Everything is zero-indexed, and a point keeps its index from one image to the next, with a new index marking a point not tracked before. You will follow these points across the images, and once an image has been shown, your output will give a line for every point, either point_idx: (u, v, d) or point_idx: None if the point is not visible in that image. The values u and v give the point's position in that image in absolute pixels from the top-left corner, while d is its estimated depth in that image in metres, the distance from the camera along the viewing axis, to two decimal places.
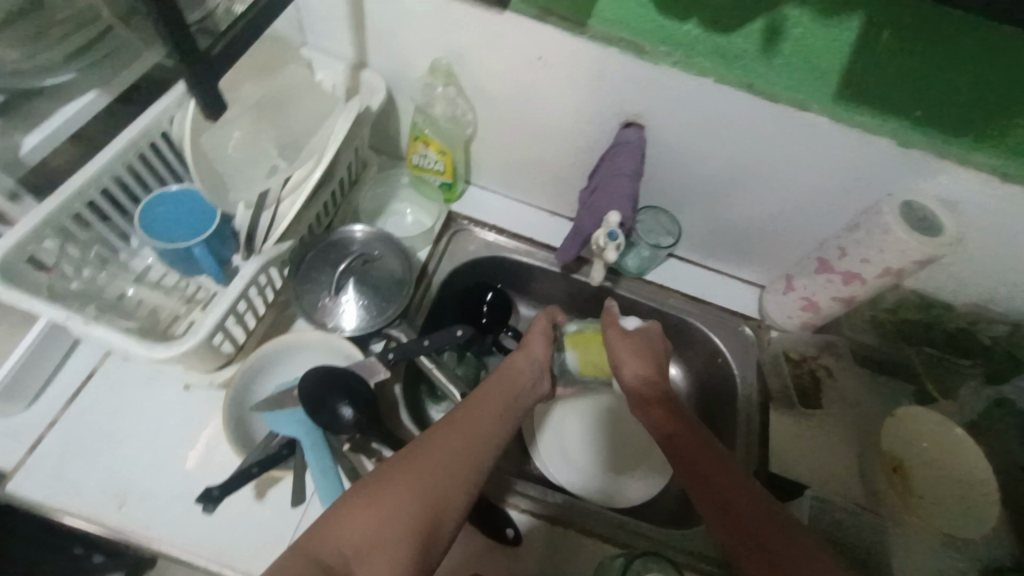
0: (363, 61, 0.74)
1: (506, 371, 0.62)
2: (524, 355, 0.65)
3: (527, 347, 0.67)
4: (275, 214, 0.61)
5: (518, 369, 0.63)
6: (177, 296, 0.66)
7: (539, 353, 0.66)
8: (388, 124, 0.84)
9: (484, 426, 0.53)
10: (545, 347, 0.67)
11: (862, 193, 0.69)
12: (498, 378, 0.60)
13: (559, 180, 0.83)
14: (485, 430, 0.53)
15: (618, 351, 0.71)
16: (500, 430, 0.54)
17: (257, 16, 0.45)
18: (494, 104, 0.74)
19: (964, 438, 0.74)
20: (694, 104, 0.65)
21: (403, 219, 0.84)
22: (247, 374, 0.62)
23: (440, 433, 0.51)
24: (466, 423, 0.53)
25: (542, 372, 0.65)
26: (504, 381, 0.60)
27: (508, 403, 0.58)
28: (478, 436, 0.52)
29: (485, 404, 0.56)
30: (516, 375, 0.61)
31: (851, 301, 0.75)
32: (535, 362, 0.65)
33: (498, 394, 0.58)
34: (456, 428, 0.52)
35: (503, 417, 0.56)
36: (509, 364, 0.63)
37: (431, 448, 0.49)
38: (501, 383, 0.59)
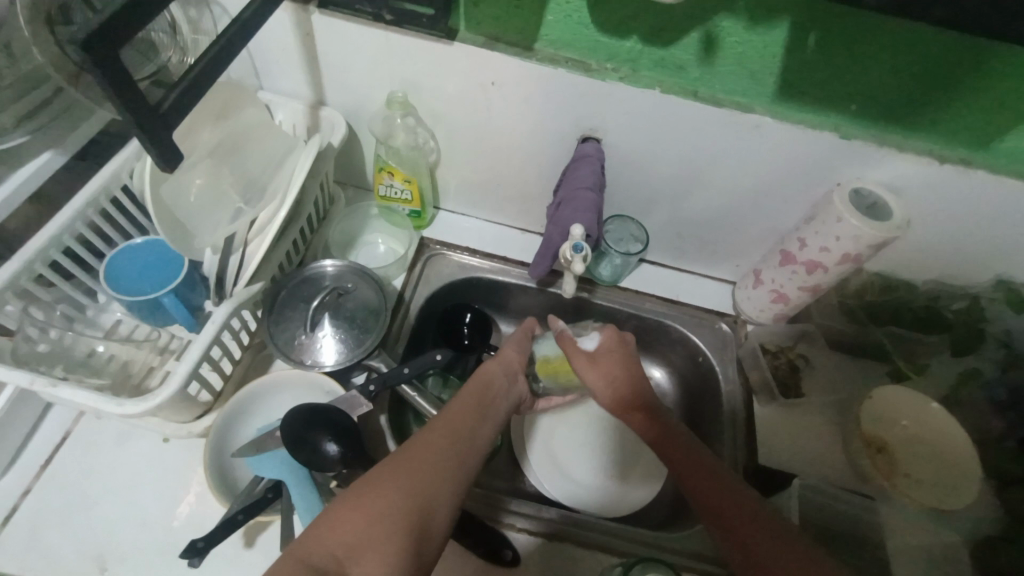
0: (321, 99, 0.76)
1: (481, 374, 0.63)
2: (499, 362, 0.67)
3: (502, 356, 0.69)
4: (244, 255, 0.62)
5: (494, 374, 0.64)
6: (149, 347, 0.64)
7: (514, 360, 0.69)
8: (352, 158, 0.85)
9: (466, 427, 0.54)
10: (518, 354, 0.71)
11: (813, 185, 0.71)
12: (474, 383, 0.62)
13: (525, 197, 0.85)
14: (468, 431, 0.54)
15: (590, 372, 0.69)
16: (484, 437, 0.55)
17: (207, 67, 0.46)
18: (453, 130, 0.76)
19: (942, 413, 0.77)
20: (644, 114, 0.68)
21: (376, 249, 0.85)
22: (226, 420, 0.61)
23: (426, 438, 0.51)
24: (449, 425, 0.53)
25: (517, 374, 0.68)
26: (481, 385, 0.62)
27: (487, 405, 0.59)
28: (462, 436, 0.53)
29: (465, 407, 0.57)
30: (491, 379, 0.63)
31: (817, 290, 0.77)
32: (510, 366, 0.68)
33: (476, 397, 0.59)
34: (439, 431, 0.53)
35: (484, 418, 0.57)
36: (482, 372, 0.64)
37: (417, 449, 0.50)
38: (476, 388, 0.61)
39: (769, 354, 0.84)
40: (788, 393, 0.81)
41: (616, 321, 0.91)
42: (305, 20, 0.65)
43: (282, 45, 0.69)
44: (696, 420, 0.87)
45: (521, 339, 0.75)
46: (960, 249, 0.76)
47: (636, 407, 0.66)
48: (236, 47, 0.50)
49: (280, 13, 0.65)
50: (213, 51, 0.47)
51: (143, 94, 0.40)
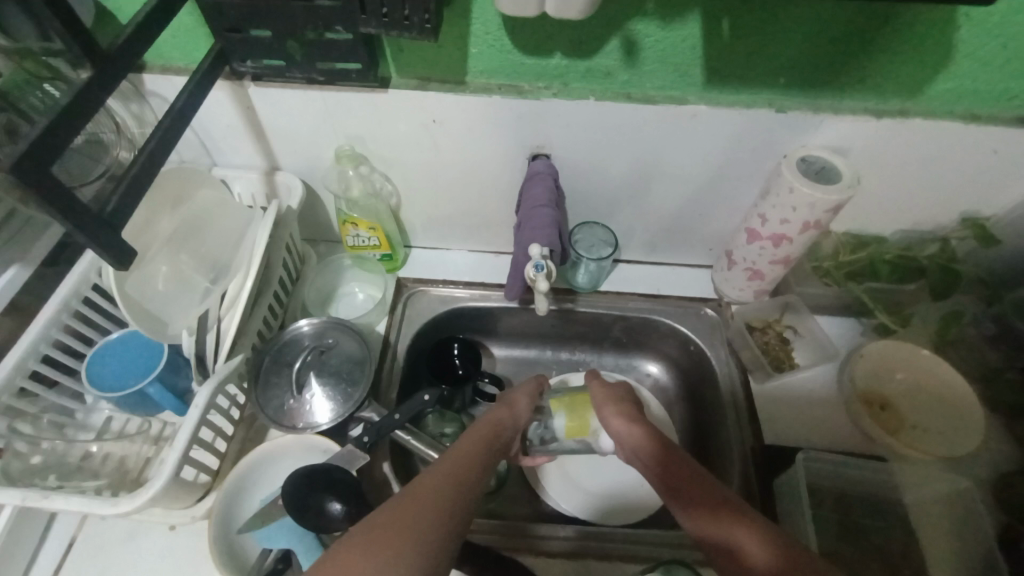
0: (274, 165, 0.78)
1: (489, 421, 0.62)
2: (510, 411, 0.65)
3: (513, 404, 0.67)
4: (219, 331, 0.63)
5: (500, 420, 0.63)
6: (142, 439, 0.64)
7: (523, 419, 0.66)
8: (316, 214, 0.86)
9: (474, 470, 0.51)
10: (527, 406, 0.68)
11: (763, 160, 0.73)
12: (482, 428, 0.60)
13: (491, 222, 0.86)
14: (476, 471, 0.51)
15: (597, 397, 0.70)
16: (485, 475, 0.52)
17: (145, 163, 0.48)
18: (405, 171, 0.78)
19: (934, 359, 0.77)
20: (585, 123, 0.69)
21: (354, 298, 0.86)
22: (226, 500, 0.60)
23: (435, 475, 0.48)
24: (461, 463, 0.51)
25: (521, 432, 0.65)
26: (490, 430, 0.60)
27: (492, 451, 0.57)
28: (474, 474, 0.51)
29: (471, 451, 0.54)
30: (499, 426, 0.62)
31: (789, 260, 0.78)
32: (518, 420, 0.65)
33: (482, 445, 0.56)
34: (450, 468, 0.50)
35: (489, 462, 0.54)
36: (489, 417, 0.63)
37: (428, 487, 0.46)
38: (484, 429, 0.59)
39: (756, 330, 0.86)
40: (781, 366, 0.82)
41: (603, 325, 0.92)
42: (242, 94, 0.68)
43: (227, 121, 0.71)
44: (700, 409, 0.87)
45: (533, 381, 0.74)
46: (919, 196, 0.77)
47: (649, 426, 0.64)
48: (172, 138, 0.52)
49: (218, 92, 0.67)
50: (148, 148, 0.49)
51: (84, 203, 0.41)
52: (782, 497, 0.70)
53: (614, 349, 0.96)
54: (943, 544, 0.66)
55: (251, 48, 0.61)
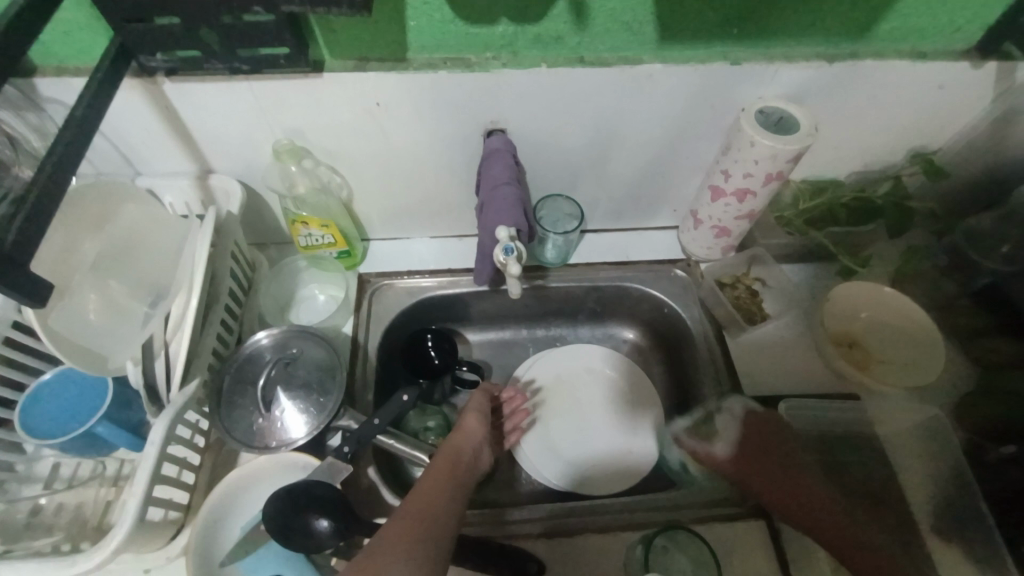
0: (207, 167, 0.71)
1: (448, 450, 0.59)
2: (464, 433, 0.63)
3: (463, 429, 0.63)
4: (168, 357, 0.57)
5: (458, 448, 0.60)
6: (98, 482, 0.59)
7: (478, 437, 0.63)
8: (262, 217, 0.80)
9: (432, 515, 0.49)
10: (479, 424, 0.65)
11: (721, 113, 0.72)
12: (440, 459, 0.58)
13: (451, 205, 0.83)
14: (436, 520, 0.49)
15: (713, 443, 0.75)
16: (452, 513, 0.51)
17: (47, 184, 0.42)
18: (352, 161, 0.73)
19: (893, 293, 0.80)
20: (540, 93, 0.66)
21: (315, 301, 0.81)
22: (203, 533, 0.56)
23: (391, 533, 0.46)
24: (421, 504, 0.50)
25: (481, 451, 0.62)
26: (448, 461, 0.58)
27: (456, 483, 0.55)
28: (439, 514, 0.50)
29: (435, 490, 0.52)
30: (458, 454, 0.59)
31: (754, 214, 0.78)
32: (476, 440, 0.62)
33: (442, 477, 0.55)
34: (405, 522, 0.48)
35: (452, 496, 0.52)
36: (450, 446, 0.60)
37: (385, 552, 0.45)
38: (443, 462, 0.57)
39: (726, 286, 0.86)
40: (753, 319, 0.83)
41: (577, 298, 0.91)
42: (156, 93, 0.61)
43: (142, 125, 0.64)
44: (678, 369, 0.88)
45: (478, 400, 0.69)
46: (870, 138, 0.78)
47: (762, 415, 0.73)
48: (78, 152, 0.45)
49: (128, 93, 0.60)
50: (48, 166, 0.43)
51: None
52: None
53: (589, 321, 0.95)
54: (916, 471, 0.69)
55: (159, 42, 0.54)
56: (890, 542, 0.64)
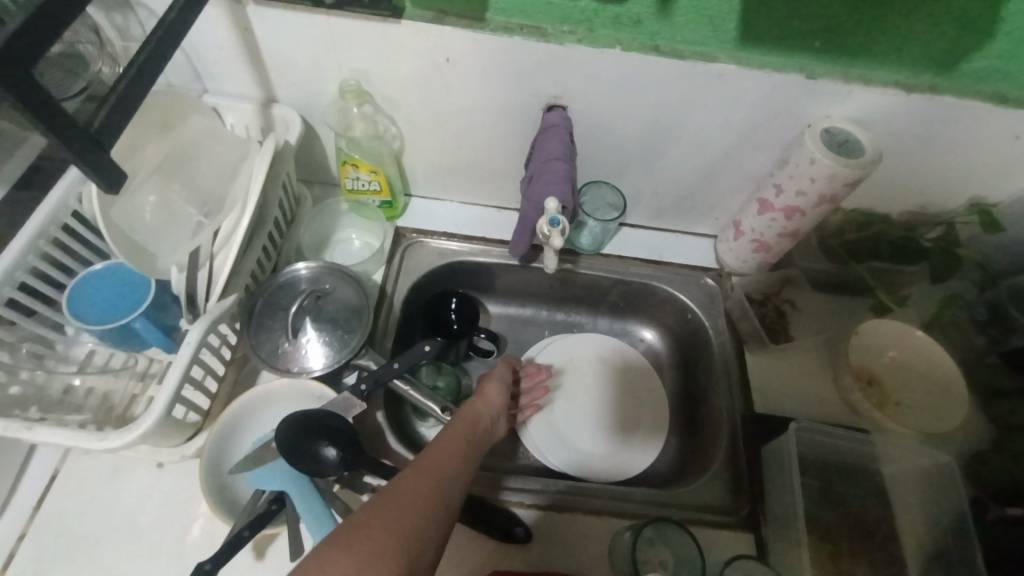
0: (272, 96, 0.73)
1: (468, 411, 0.60)
2: (484, 401, 0.64)
3: (484, 395, 0.65)
4: (212, 270, 0.60)
5: (478, 411, 0.61)
6: (128, 375, 0.62)
7: (496, 405, 0.64)
8: (314, 155, 0.81)
9: (452, 464, 0.50)
10: (499, 393, 0.66)
11: (785, 126, 0.71)
12: (459, 418, 0.59)
13: (497, 175, 0.83)
14: (456, 469, 0.49)
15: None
16: (469, 468, 0.51)
17: (134, 79, 0.44)
18: (411, 114, 0.74)
19: (925, 339, 0.79)
20: (607, 75, 0.66)
21: (350, 246, 0.82)
22: (218, 439, 0.58)
23: (413, 471, 0.47)
24: (442, 452, 0.51)
25: (496, 420, 0.63)
26: (466, 423, 0.58)
27: (475, 443, 0.55)
28: (457, 464, 0.50)
29: (455, 445, 0.53)
30: (476, 420, 0.59)
31: (797, 234, 0.77)
32: (495, 409, 0.64)
33: (462, 435, 0.55)
34: (423, 472, 0.47)
35: (471, 454, 0.53)
36: (469, 412, 0.61)
37: (405, 484, 0.45)
38: (463, 421, 0.58)
39: (755, 302, 0.85)
40: (777, 337, 0.82)
41: (602, 289, 0.91)
42: (239, 14, 0.62)
43: (220, 45, 0.66)
44: (692, 376, 0.88)
45: (501, 370, 0.71)
46: (930, 177, 0.77)
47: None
48: (164, 55, 0.47)
49: (211, 10, 0.62)
50: (138, 62, 0.45)
51: (68, 115, 0.38)
52: (768, 466, 0.72)
53: (609, 313, 0.96)
54: (914, 516, 0.69)
55: None
56: None
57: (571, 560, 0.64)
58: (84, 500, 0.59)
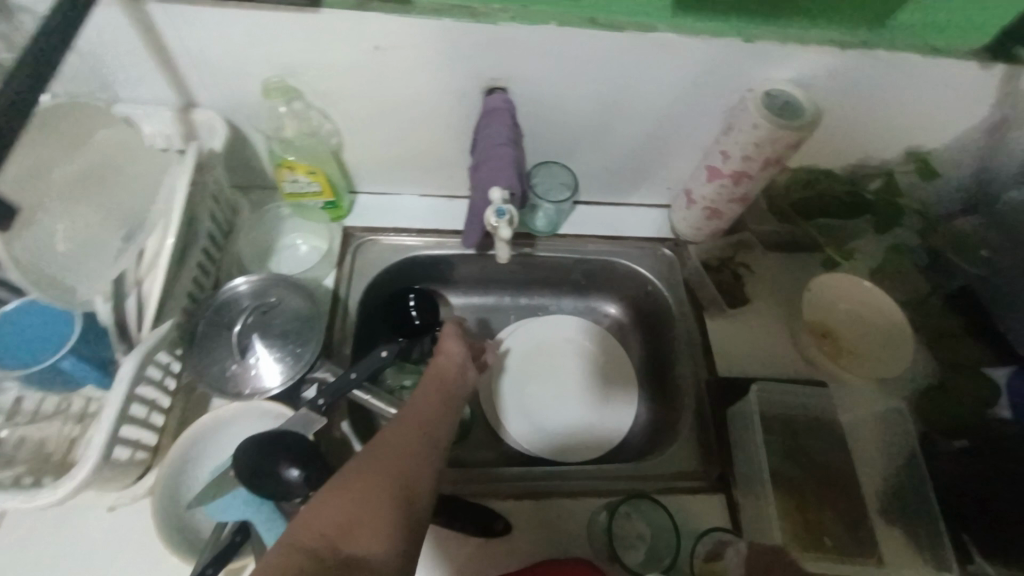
0: (191, 101, 0.67)
1: (435, 364, 0.60)
2: (445, 354, 0.62)
3: (444, 347, 0.63)
4: (140, 296, 0.55)
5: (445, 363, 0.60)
6: (63, 418, 0.58)
7: (458, 353, 0.62)
8: (245, 158, 0.76)
9: (428, 419, 0.52)
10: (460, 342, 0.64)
11: (726, 92, 0.70)
12: (429, 373, 0.59)
13: (444, 164, 0.80)
14: (433, 422, 0.52)
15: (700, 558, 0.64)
16: (447, 419, 0.54)
17: (13, 98, 0.39)
18: (345, 107, 0.69)
19: (872, 288, 0.80)
20: (544, 54, 0.64)
21: (297, 252, 0.78)
22: (170, 474, 0.56)
23: (393, 429, 0.49)
24: (419, 409, 0.53)
25: (467, 367, 0.62)
26: (436, 375, 0.59)
27: (449, 394, 0.57)
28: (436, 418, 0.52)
29: (428, 401, 0.54)
30: (444, 375, 0.59)
31: (747, 199, 0.78)
32: (459, 356, 0.62)
33: (436, 388, 0.57)
34: (403, 430, 0.49)
35: (447, 405, 0.55)
36: (436, 368, 0.59)
37: (386, 441, 0.47)
38: (432, 375, 0.58)
39: (712, 269, 0.87)
40: (736, 302, 0.84)
41: (563, 269, 0.91)
42: (137, 13, 0.56)
43: (121, 49, 0.60)
44: (657, 345, 0.89)
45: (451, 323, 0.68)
46: (869, 131, 0.78)
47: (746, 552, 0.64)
48: (49, 66, 0.42)
49: (104, 9, 0.56)
50: (18, 77, 0.40)
51: None
52: (734, 429, 0.74)
53: (573, 293, 0.96)
54: (868, 458, 0.73)
55: None
56: (839, 523, 0.67)
57: (552, 544, 0.65)
58: (29, 555, 0.55)
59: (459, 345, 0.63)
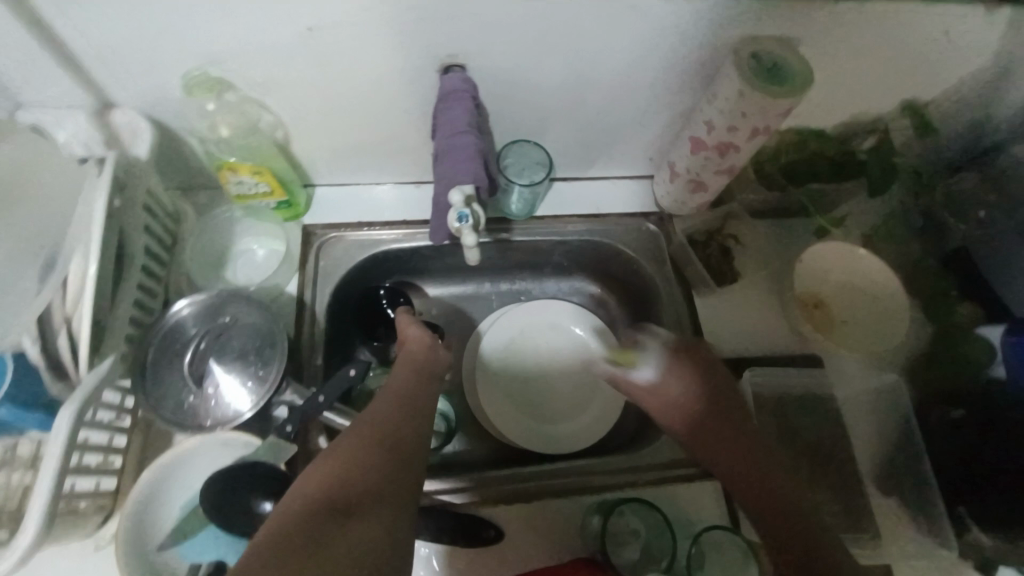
0: (109, 102, 0.59)
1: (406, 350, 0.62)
2: (411, 339, 0.63)
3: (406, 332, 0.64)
4: (72, 333, 0.50)
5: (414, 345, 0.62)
6: (11, 465, 0.54)
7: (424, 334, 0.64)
8: (183, 158, 0.69)
9: (403, 401, 0.53)
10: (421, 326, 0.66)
11: (707, 54, 0.64)
12: (401, 359, 0.60)
13: (405, 149, 0.73)
14: (408, 403, 0.53)
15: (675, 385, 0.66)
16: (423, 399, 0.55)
17: None
18: (286, 96, 0.62)
19: (865, 256, 0.79)
20: (502, 25, 0.56)
21: (254, 257, 0.73)
22: (135, 520, 0.53)
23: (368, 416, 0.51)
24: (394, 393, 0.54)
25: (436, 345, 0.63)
26: (409, 360, 0.60)
27: (425, 375, 0.58)
28: (411, 400, 0.54)
29: (403, 384, 0.56)
30: (415, 358, 0.60)
31: (735, 170, 0.72)
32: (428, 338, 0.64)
33: (410, 370, 0.58)
34: (377, 416, 0.51)
35: (421, 386, 0.56)
36: (406, 354, 0.61)
37: (363, 427, 0.49)
38: (404, 360, 0.60)
39: (699, 243, 0.82)
40: (724, 279, 0.80)
41: (543, 252, 0.86)
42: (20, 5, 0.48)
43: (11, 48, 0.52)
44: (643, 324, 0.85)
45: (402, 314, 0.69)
46: (863, 86, 0.72)
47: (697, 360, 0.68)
48: None
49: None
50: None
51: None
52: None
53: (556, 274, 0.91)
54: (864, 431, 0.71)
55: None
56: (833, 500, 0.67)
57: (546, 548, 0.64)
58: None
59: (416, 328, 0.64)
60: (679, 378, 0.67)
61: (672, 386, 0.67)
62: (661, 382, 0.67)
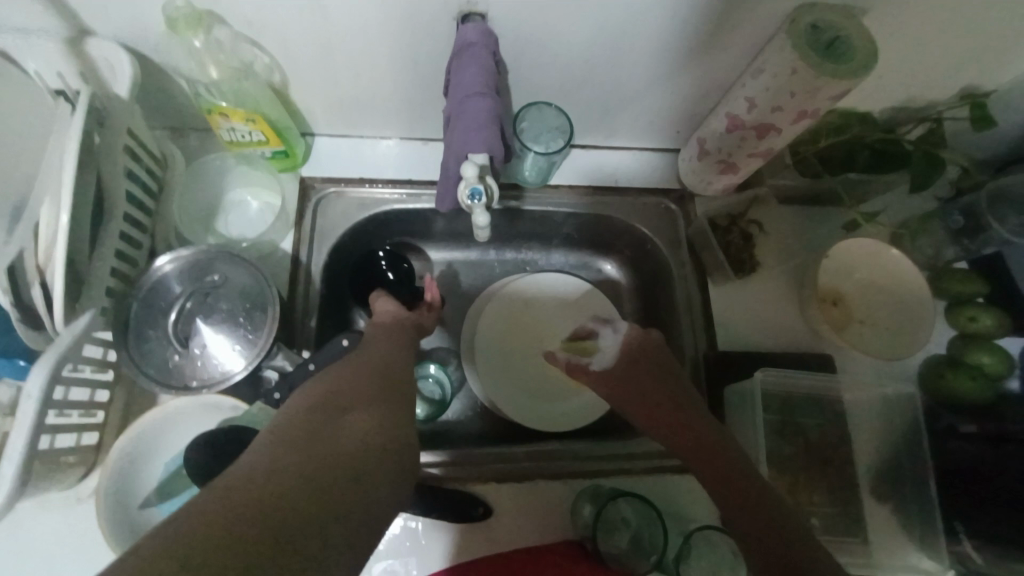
0: (84, 28, 0.53)
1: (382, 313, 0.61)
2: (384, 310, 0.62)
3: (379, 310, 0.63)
4: (47, 286, 0.46)
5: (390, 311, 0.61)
6: None
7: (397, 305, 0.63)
8: (171, 96, 0.63)
9: (387, 344, 0.52)
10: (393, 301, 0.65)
11: (757, 22, 0.57)
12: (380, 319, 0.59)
13: (413, 103, 0.67)
14: (392, 346, 0.52)
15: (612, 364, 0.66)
16: (407, 347, 0.54)
17: None
18: (283, 36, 0.56)
19: (898, 256, 0.73)
20: None
21: (247, 209, 0.69)
22: (116, 479, 0.51)
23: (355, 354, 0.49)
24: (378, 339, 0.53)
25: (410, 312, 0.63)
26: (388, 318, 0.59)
27: (405, 329, 0.57)
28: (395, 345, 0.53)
29: (385, 334, 0.55)
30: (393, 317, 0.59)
31: (771, 153, 0.66)
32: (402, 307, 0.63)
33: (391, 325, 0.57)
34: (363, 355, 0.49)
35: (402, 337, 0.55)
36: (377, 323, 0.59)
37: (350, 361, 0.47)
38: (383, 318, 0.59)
39: (720, 228, 0.77)
40: (742, 268, 0.75)
41: (553, 223, 0.81)
42: None
43: None
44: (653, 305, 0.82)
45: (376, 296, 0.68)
46: (923, 68, 0.65)
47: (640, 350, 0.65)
48: None
49: None
50: None
51: None
52: (730, 399, 0.69)
53: (565, 247, 0.86)
54: (868, 436, 0.69)
55: None
56: (826, 501, 0.66)
57: (536, 529, 0.63)
58: None
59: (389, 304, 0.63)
60: (626, 368, 0.64)
61: (617, 376, 0.64)
62: (610, 375, 0.65)
